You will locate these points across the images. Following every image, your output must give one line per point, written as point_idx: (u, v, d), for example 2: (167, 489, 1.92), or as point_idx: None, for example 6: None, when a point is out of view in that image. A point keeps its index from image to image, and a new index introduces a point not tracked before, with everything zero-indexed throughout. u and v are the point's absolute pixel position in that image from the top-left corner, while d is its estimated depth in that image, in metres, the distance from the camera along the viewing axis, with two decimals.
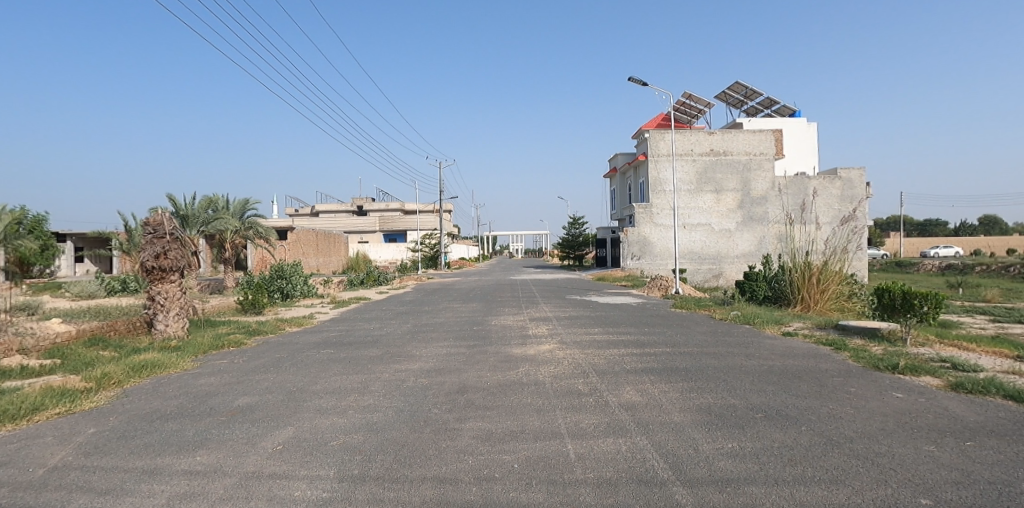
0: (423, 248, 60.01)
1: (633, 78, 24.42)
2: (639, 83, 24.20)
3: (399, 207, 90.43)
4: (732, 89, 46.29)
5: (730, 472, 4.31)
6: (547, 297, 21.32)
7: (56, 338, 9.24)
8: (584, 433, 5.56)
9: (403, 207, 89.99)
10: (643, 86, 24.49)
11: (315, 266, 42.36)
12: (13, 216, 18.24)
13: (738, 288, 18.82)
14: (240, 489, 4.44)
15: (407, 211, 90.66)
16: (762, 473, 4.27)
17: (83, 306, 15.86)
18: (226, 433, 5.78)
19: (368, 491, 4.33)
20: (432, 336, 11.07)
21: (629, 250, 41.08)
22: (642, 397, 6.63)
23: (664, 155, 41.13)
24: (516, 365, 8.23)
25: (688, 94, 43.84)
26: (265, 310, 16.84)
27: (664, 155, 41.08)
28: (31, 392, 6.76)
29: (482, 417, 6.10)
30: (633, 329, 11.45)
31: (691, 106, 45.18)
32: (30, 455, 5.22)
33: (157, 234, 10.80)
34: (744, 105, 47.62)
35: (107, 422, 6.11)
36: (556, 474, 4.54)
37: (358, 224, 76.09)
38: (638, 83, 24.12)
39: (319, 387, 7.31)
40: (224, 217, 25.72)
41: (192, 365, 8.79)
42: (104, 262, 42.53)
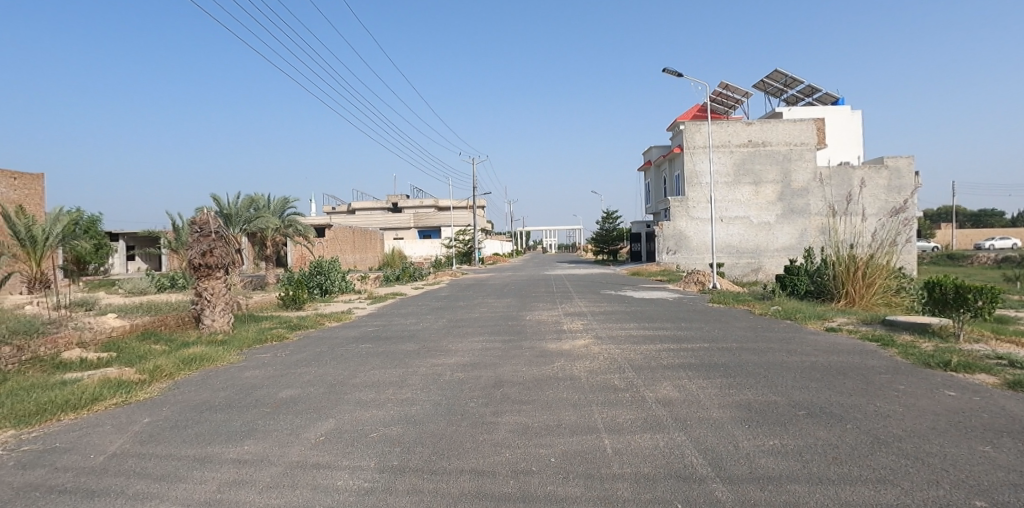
0: (457, 244, 60.50)
1: (668, 69, 23.81)
2: (675, 74, 23.67)
3: (433, 204, 91.42)
4: (771, 78, 45.01)
5: (771, 470, 4.21)
6: (581, 293, 21.17)
7: (111, 333, 9.69)
8: (621, 429, 5.55)
9: (438, 204, 90.90)
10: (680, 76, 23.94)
11: (352, 263, 43.27)
12: (70, 217, 19.25)
13: (778, 283, 18.31)
14: (286, 478, 4.65)
15: (441, 208, 91.65)
16: (806, 471, 4.15)
17: (135, 302, 16.64)
18: (271, 424, 5.98)
19: (407, 482, 4.46)
20: (468, 330, 11.17)
21: (664, 245, 40.40)
22: (679, 392, 6.53)
23: (700, 148, 40.43)
24: (551, 360, 8.21)
25: (727, 84, 42.72)
26: (305, 306, 17.25)
27: (701, 148, 40.30)
28: (90, 383, 7.15)
29: (518, 411, 6.13)
30: (670, 325, 11.25)
31: (728, 97, 44.19)
32: (91, 442, 5.58)
33: (203, 232, 11.21)
34: (783, 94, 46.17)
35: (160, 412, 6.41)
36: (593, 469, 4.54)
37: (394, 222, 77.45)
38: (675, 75, 23.53)
39: (358, 380, 7.45)
40: (264, 215, 26.25)
41: (237, 358, 9.11)
42: (153, 260, 44.50)
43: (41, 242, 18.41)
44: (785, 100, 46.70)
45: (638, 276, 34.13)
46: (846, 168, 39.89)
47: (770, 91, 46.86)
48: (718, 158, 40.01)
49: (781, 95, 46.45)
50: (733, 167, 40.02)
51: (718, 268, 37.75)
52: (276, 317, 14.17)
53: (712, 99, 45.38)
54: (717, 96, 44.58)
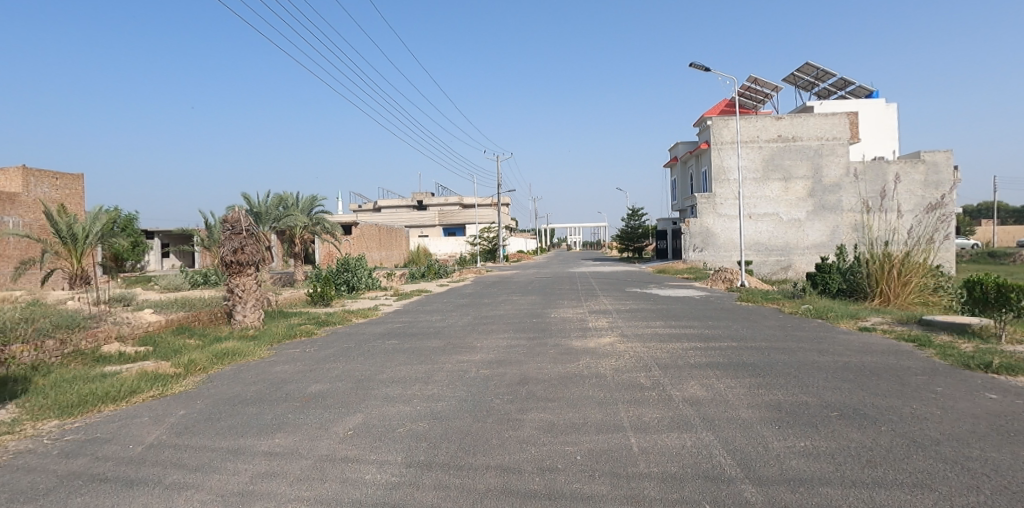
0: (481, 242, 60.75)
1: (695, 63, 23.48)
2: (704, 68, 23.30)
3: (457, 201, 91.93)
4: (802, 71, 43.97)
5: (803, 472, 4.12)
6: (606, 290, 21.05)
7: (148, 327, 10.01)
8: (648, 427, 5.50)
9: (463, 202, 91.31)
10: (707, 69, 23.59)
11: (378, 260, 43.79)
12: (109, 215, 19.74)
13: (808, 283, 17.92)
14: (316, 471, 4.74)
15: (466, 206, 92.07)
16: (839, 474, 4.05)
17: (171, 298, 17.16)
18: (301, 418, 6.10)
19: (434, 477, 4.49)
20: (492, 327, 11.22)
21: (690, 242, 39.85)
22: (707, 391, 6.44)
23: (728, 143, 39.74)
24: (577, 357, 8.18)
25: (755, 78, 41.90)
26: (333, 302, 17.52)
27: (729, 143, 39.62)
28: (129, 375, 7.40)
29: (543, 408, 6.13)
30: (697, 323, 11.11)
31: (757, 91, 43.35)
32: (130, 433, 5.78)
33: (234, 230, 11.49)
34: (814, 88, 45.06)
35: (195, 405, 6.59)
36: (620, 468, 4.51)
37: (419, 219, 78.15)
38: (704, 68, 23.16)
39: (385, 376, 7.54)
40: (293, 214, 26.82)
41: (268, 353, 9.31)
42: (187, 257, 45.80)
43: (81, 239, 19.01)
44: (816, 94, 45.56)
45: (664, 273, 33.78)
46: (880, 162, 38.74)
47: (801, 85, 45.77)
48: (747, 153, 39.27)
49: (812, 88, 45.34)
50: (762, 163, 39.24)
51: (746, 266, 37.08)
52: (305, 313, 14.44)
53: (741, 94, 44.57)
54: (746, 91, 43.76)
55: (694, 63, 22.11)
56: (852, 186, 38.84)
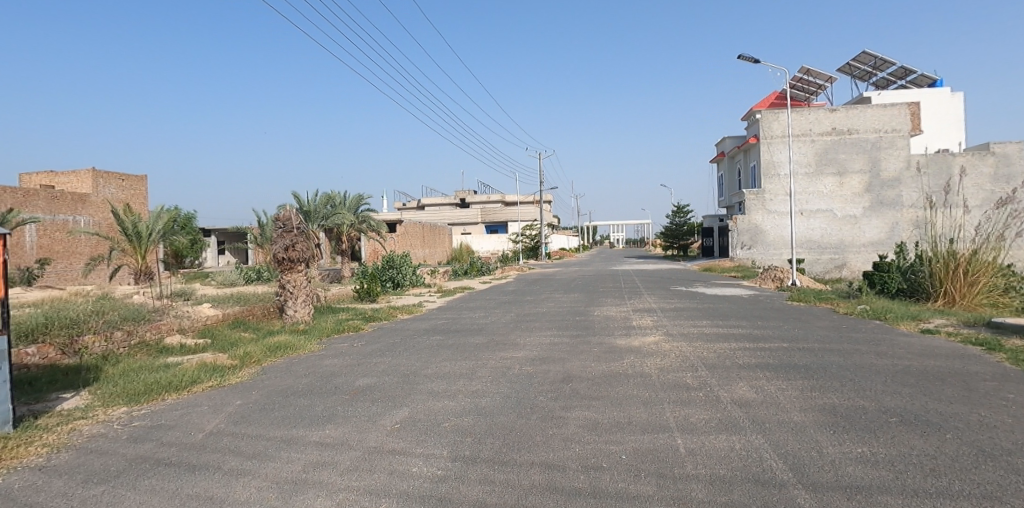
0: (523, 239, 60.88)
1: (744, 55, 22.81)
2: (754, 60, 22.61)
3: (500, 200, 92.30)
4: (858, 60, 41.99)
5: (861, 479, 3.95)
6: (650, 289, 20.72)
7: (207, 321, 10.51)
8: (695, 428, 5.39)
9: (505, 200, 91.60)
10: (757, 62, 22.93)
11: (422, 257, 44.56)
12: (170, 215, 20.84)
13: (864, 280, 17.17)
14: (364, 462, 4.87)
15: (508, 203, 92.35)
16: (898, 482, 3.87)
17: (226, 293, 17.93)
18: (349, 410, 6.28)
19: (479, 472, 4.54)
20: (535, 325, 11.24)
21: (738, 239, 38.75)
22: (757, 393, 6.25)
23: (778, 137, 38.46)
24: (621, 356, 8.08)
25: (808, 69, 40.34)
26: (379, 299, 17.94)
27: (779, 137, 38.37)
28: (190, 366, 7.81)
29: (587, 406, 6.09)
30: (745, 323, 10.78)
31: (809, 82, 41.68)
32: (192, 420, 6.09)
33: (286, 228, 11.92)
34: (871, 78, 42.95)
35: (251, 395, 6.89)
36: (666, 469, 4.44)
37: (461, 217, 79.01)
38: (753, 60, 22.48)
39: (430, 371, 7.67)
40: (341, 212, 27.65)
41: (317, 347, 9.62)
42: (241, 254, 47.84)
43: (145, 237, 20.12)
44: (873, 84, 43.41)
45: (710, 272, 32.96)
46: (945, 155, 36.68)
47: (857, 75, 43.73)
48: (798, 147, 37.87)
49: (869, 78, 43.23)
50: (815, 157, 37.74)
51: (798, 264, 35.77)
52: (352, 309, 14.83)
53: (792, 86, 42.97)
54: (797, 82, 42.18)
55: (742, 55, 21.45)
56: (913, 180, 36.95)
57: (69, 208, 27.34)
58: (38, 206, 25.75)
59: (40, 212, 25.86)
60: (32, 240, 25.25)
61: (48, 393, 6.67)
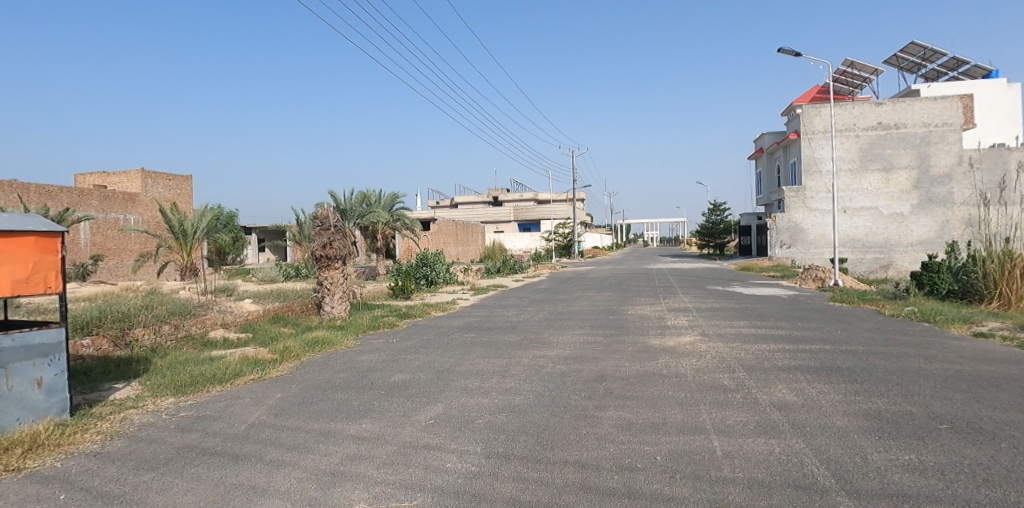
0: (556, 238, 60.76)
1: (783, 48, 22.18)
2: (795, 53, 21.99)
3: (533, 198, 92.23)
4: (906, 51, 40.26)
5: (908, 488, 3.80)
6: (685, 288, 20.39)
7: (248, 315, 10.87)
8: (732, 431, 5.28)
9: (538, 198, 91.48)
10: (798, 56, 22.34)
11: (455, 255, 45.04)
12: (213, 213, 21.57)
13: (913, 282, 16.45)
14: (400, 456, 4.95)
15: (541, 202, 92.24)
16: (949, 492, 3.71)
17: (266, 289, 18.47)
18: (385, 406, 6.39)
19: (512, 470, 4.56)
20: (568, 323, 11.20)
21: (777, 238, 37.76)
22: (797, 396, 6.08)
23: (821, 132, 37.36)
24: (655, 356, 7.99)
25: (851, 62, 38.88)
26: (413, 296, 18.20)
27: (821, 132, 37.25)
28: (233, 359, 8.09)
29: (621, 406, 6.04)
30: (784, 324, 10.51)
31: (853, 75, 40.20)
32: (234, 412, 6.31)
33: (324, 226, 12.20)
34: (920, 69, 41.13)
35: (290, 389, 7.09)
36: (702, 471, 4.37)
37: (493, 215, 79.34)
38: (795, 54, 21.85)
39: (463, 368, 7.74)
40: (376, 210, 28.21)
41: (353, 343, 9.82)
42: (280, 251, 49.26)
43: (190, 235, 20.90)
44: (923, 76, 41.56)
45: (748, 271, 32.19)
46: (1001, 149, 34.86)
47: (904, 67, 41.92)
48: (842, 143, 36.63)
49: (918, 70, 41.41)
50: (859, 152, 36.45)
51: (840, 263, 34.62)
52: (387, 305, 15.10)
53: (835, 79, 41.53)
54: (841, 75, 40.73)
55: (783, 48, 20.84)
56: (965, 176, 35.23)
57: (120, 207, 28.65)
58: (92, 205, 27.08)
59: (94, 211, 27.19)
60: (87, 238, 26.59)
61: (102, 383, 7.02)
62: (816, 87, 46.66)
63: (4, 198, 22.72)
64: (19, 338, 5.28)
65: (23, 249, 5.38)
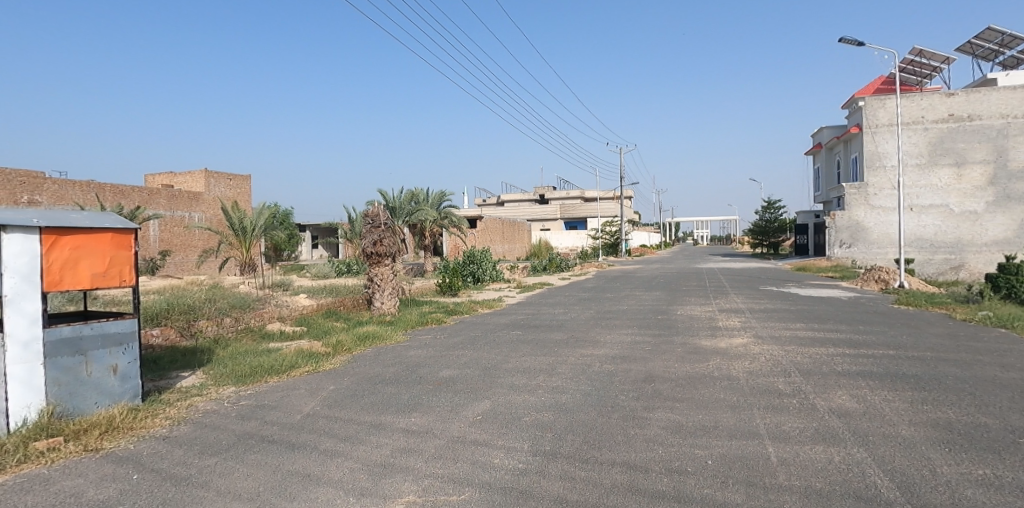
0: (603, 236, 60.23)
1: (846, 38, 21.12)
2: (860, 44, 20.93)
3: (579, 196, 91.57)
4: (981, 37, 37.58)
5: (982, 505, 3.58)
6: (737, 288, 19.79)
7: (303, 310, 11.31)
8: (788, 437, 5.10)
9: (583, 195, 90.80)
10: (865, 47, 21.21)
11: (501, 253, 45.39)
12: (270, 211, 22.49)
13: (988, 284, 15.39)
14: (448, 451, 5.05)
15: (588, 199, 91.50)
16: None
17: (320, 284, 19.15)
18: (433, 400, 6.52)
19: (560, 468, 4.56)
20: (616, 323, 11.09)
21: (836, 238, 36.23)
22: (858, 403, 5.81)
23: (885, 125, 35.37)
24: (706, 357, 7.82)
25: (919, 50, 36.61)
26: (460, 293, 18.46)
27: (885, 125, 35.25)
28: (290, 352, 8.44)
29: (670, 408, 5.95)
30: (844, 327, 10.04)
31: (922, 64, 37.86)
32: (291, 402, 6.59)
33: (375, 224, 12.51)
34: (998, 56, 38.30)
35: (342, 381, 7.33)
36: (756, 478, 4.25)
37: (538, 213, 79.37)
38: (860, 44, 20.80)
39: (510, 365, 7.80)
40: (424, 208, 28.75)
41: (402, 338, 10.06)
42: (332, 248, 50.94)
43: (249, 232, 21.88)
44: (1001, 64, 38.69)
45: (804, 271, 30.98)
46: None
47: (979, 54, 39.14)
48: (908, 136, 34.64)
49: (996, 57, 38.57)
50: (928, 146, 34.34)
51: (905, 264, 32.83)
52: (434, 302, 15.37)
53: (901, 69, 39.24)
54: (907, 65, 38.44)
55: (846, 38, 19.84)
56: None
57: (185, 205, 30.33)
58: (160, 203, 28.79)
59: (162, 209, 28.91)
60: (155, 234, 28.30)
61: (171, 371, 7.47)
62: (879, 77, 44.23)
63: (84, 197, 24.48)
64: (97, 327, 5.67)
65: (101, 245, 5.77)
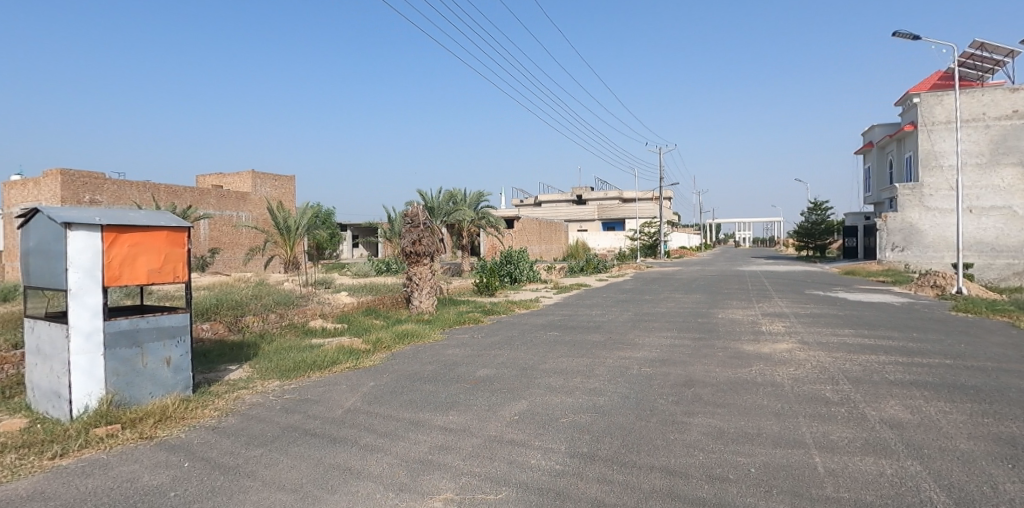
0: (642, 238, 59.43)
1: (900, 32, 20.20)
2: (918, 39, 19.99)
3: (617, 196, 90.59)
4: None
5: None
6: (781, 292, 19.21)
7: (344, 307, 11.60)
8: (836, 447, 4.93)
9: (621, 196, 89.76)
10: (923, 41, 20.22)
11: (538, 254, 45.40)
12: (313, 211, 23.16)
13: None
14: (486, 450, 5.09)
15: (626, 200, 90.42)
16: None
17: (360, 283, 19.60)
18: (471, 399, 6.58)
19: (598, 471, 4.54)
20: (655, 325, 10.94)
21: (888, 240, 34.75)
22: (913, 415, 5.57)
23: (942, 123, 33.73)
24: (748, 363, 7.63)
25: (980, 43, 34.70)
26: (497, 293, 18.55)
27: (942, 123, 33.60)
28: (331, 348, 8.67)
29: (711, 413, 5.83)
30: (896, 334, 9.63)
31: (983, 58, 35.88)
32: (333, 397, 6.77)
33: (414, 223, 12.70)
34: None
35: (382, 378, 7.48)
36: (802, 488, 4.12)
37: (575, 213, 79.00)
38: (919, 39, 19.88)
39: (547, 366, 7.80)
40: (462, 209, 29.03)
41: (440, 336, 10.20)
42: (371, 247, 52.04)
43: (293, 231, 22.59)
44: None
45: (854, 275, 29.83)
46: None
47: None
48: (968, 134, 32.94)
49: None
50: (990, 145, 32.52)
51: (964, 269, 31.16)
52: (471, 301, 15.50)
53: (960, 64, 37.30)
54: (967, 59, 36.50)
55: (901, 31, 18.98)
56: None
57: (233, 205, 31.52)
58: (210, 203, 30.01)
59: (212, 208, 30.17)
60: (205, 233, 29.53)
61: (220, 364, 7.79)
62: (936, 73, 42.17)
63: (141, 197, 25.77)
64: (152, 321, 5.96)
65: (157, 243, 6.07)
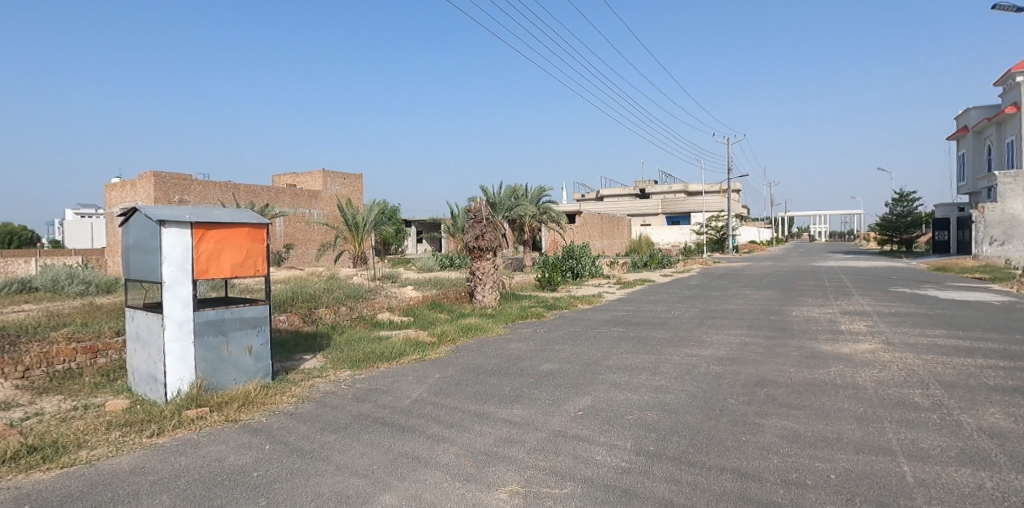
0: (708, 232, 57.51)
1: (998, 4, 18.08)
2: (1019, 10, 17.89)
3: (681, 189, 87.98)
4: None
5: None
6: (864, 289, 18.00)
7: (410, 301, 12.00)
8: (926, 456, 4.63)
9: (685, 189, 87.11)
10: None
11: (600, 249, 44.91)
12: (381, 207, 24.08)
13: None
14: (551, 444, 5.15)
15: (690, 193, 87.64)
16: None
17: (426, 278, 20.17)
18: (535, 393, 6.65)
19: (665, 470, 4.50)
20: (725, 322, 10.61)
21: (985, 233, 31.78)
22: (1016, 423, 5.12)
23: None
24: (826, 363, 7.27)
25: None
26: (559, 288, 18.55)
27: None
28: (399, 340, 9.01)
29: (785, 415, 5.63)
30: (999, 337, 8.83)
31: None
32: (401, 388, 7.03)
33: (477, 219, 12.92)
34: None
35: (447, 371, 7.69)
36: (886, 498, 3.92)
37: (637, 207, 77.60)
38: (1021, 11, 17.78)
39: (612, 362, 7.76)
40: (523, 204, 29.19)
41: (502, 330, 10.35)
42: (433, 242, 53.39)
43: (361, 227, 23.54)
44: None
45: (944, 271, 27.59)
46: None
47: None
48: None
49: None
50: None
51: None
52: (533, 296, 15.60)
53: None
54: None
55: (999, 4, 17.09)
56: None
57: (305, 203, 33.23)
58: (285, 202, 31.81)
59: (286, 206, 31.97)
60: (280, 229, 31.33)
61: (297, 353, 8.28)
62: None
63: (223, 196, 27.68)
64: (236, 312, 6.40)
65: (239, 239, 6.49)
